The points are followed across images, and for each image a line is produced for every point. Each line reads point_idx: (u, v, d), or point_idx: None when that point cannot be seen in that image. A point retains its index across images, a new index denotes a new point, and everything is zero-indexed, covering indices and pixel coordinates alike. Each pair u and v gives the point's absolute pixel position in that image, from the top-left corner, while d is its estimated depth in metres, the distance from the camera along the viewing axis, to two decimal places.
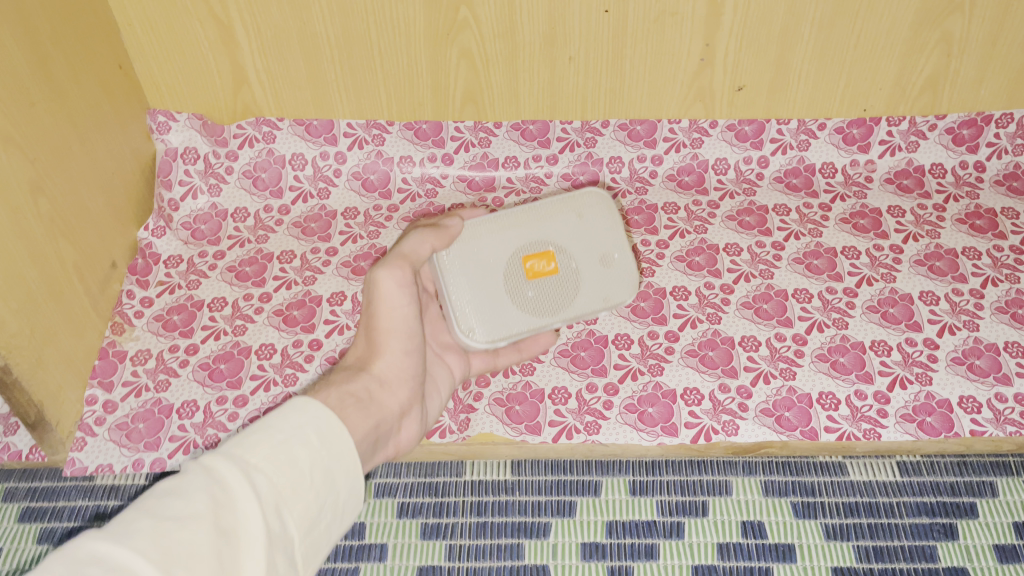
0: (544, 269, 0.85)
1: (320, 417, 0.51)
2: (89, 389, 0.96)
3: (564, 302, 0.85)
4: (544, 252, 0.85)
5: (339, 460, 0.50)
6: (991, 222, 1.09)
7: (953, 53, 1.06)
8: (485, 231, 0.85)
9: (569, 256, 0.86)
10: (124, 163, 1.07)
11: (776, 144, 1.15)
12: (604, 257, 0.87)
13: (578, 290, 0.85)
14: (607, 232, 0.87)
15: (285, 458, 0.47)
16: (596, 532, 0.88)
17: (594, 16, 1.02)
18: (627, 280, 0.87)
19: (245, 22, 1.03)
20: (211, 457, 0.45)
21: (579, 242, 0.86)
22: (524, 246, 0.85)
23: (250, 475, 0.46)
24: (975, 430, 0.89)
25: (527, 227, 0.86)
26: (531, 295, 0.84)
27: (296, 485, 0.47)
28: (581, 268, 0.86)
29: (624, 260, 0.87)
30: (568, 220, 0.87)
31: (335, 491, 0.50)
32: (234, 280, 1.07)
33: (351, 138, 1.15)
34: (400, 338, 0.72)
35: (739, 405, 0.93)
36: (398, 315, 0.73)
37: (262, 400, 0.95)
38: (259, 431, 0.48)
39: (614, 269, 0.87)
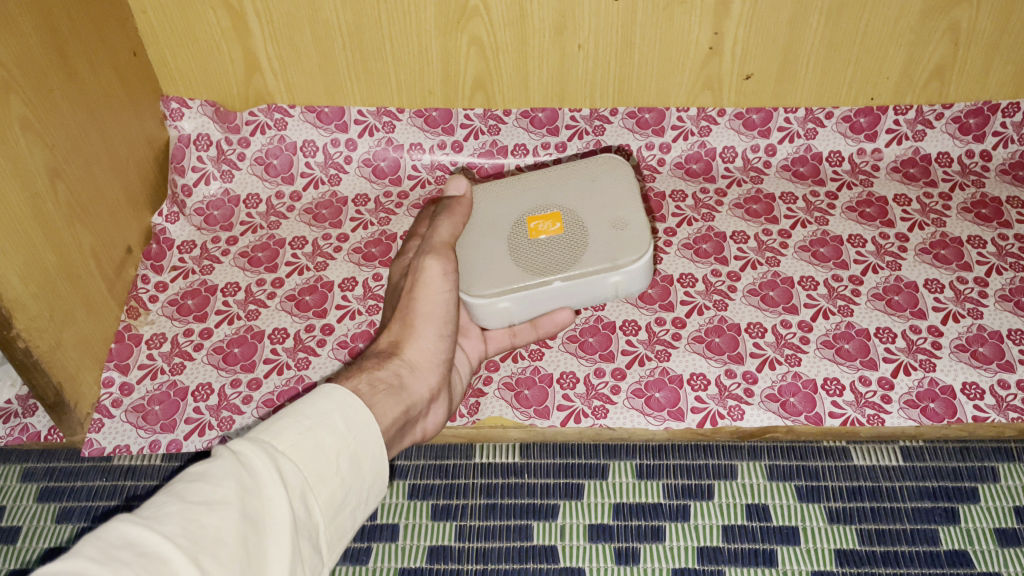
0: (547, 229, 0.87)
1: (348, 403, 0.50)
2: (106, 371, 0.98)
3: (568, 260, 0.84)
4: (553, 214, 0.87)
5: (366, 447, 0.50)
6: (996, 211, 1.09)
7: (960, 43, 1.07)
8: (504, 204, 0.91)
9: (578, 219, 0.87)
10: (139, 149, 1.09)
11: (784, 132, 1.16)
12: (616, 222, 0.86)
13: (583, 250, 0.84)
14: (622, 199, 0.87)
15: (313, 445, 0.47)
16: (603, 514, 0.90)
17: (603, 4, 1.03)
18: (638, 242, 0.84)
19: (257, 9, 1.04)
20: (240, 443, 0.45)
21: (592, 207, 0.87)
22: (534, 210, 0.89)
23: (278, 461, 0.46)
24: (977, 416, 0.91)
25: (536, 197, 0.90)
26: (534, 254, 0.86)
27: (322, 472, 0.47)
28: (591, 230, 0.85)
29: (636, 224, 0.85)
30: (582, 187, 0.89)
31: (362, 477, 0.49)
32: (247, 265, 1.09)
33: (362, 125, 1.16)
34: (436, 326, 0.72)
35: (745, 390, 0.94)
36: (438, 303, 0.73)
37: (275, 383, 0.96)
38: (288, 416, 0.48)
39: (627, 232, 0.85)
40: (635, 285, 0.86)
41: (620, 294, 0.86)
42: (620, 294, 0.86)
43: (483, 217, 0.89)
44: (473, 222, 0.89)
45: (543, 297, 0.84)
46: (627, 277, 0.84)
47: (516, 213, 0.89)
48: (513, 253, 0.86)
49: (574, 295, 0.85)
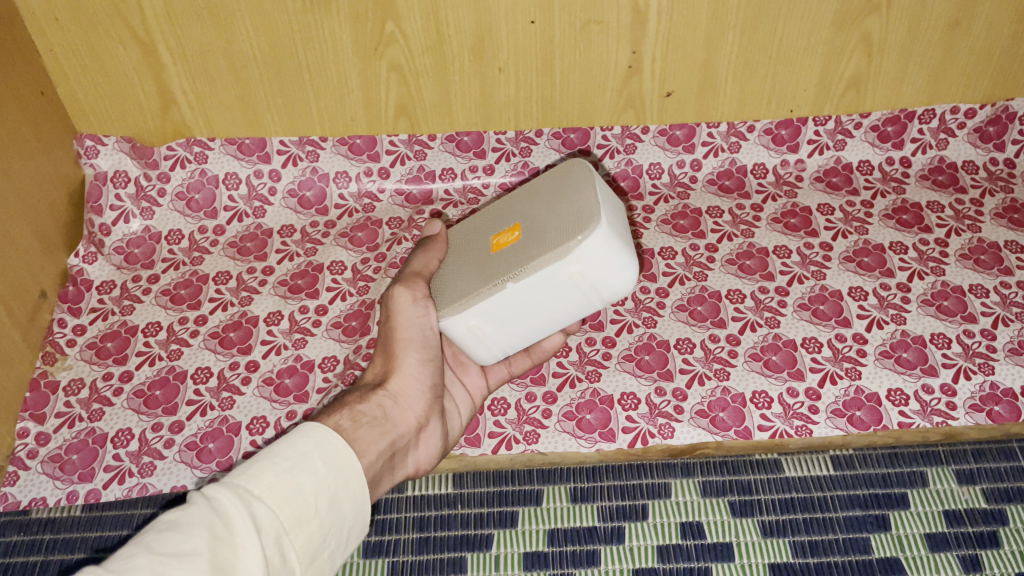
0: (505, 238, 0.76)
1: (327, 443, 0.52)
2: (21, 422, 0.95)
3: (518, 260, 0.72)
4: (512, 224, 0.77)
5: (345, 486, 0.51)
6: (916, 217, 1.11)
7: (873, 53, 1.08)
8: (477, 224, 0.82)
9: (536, 221, 0.74)
10: (51, 190, 1.06)
11: (708, 147, 1.17)
12: (575, 213, 0.71)
13: (535, 246, 0.72)
14: (581, 188, 0.73)
15: (290, 487, 0.48)
16: (538, 541, 0.89)
17: (520, 26, 1.03)
18: (589, 221, 0.69)
19: (168, 42, 1.02)
20: (215, 487, 0.46)
21: (550, 205, 0.75)
22: (499, 223, 0.79)
23: (252, 506, 0.46)
24: (903, 422, 0.91)
25: (504, 210, 0.80)
26: (490, 263, 0.75)
27: (299, 514, 0.48)
28: (545, 227, 0.73)
29: (590, 206, 0.71)
30: (544, 187, 0.77)
31: (340, 518, 0.50)
32: (169, 304, 1.06)
33: (285, 155, 1.15)
34: (416, 350, 0.72)
35: (675, 408, 0.94)
36: (415, 327, 0.73)
37: (198, 425, 0.94)
38: (265, 459, 0.49)
39: (582, 220, 0.70)
40: (606, 275, 0.70)
41: (595, 287, 0.71)
42: (594, 288, 0.71)
43: (459, 242, 0.82)
44: (449, 252, 0.82)
45: (503, 306, 0.74)
46: (587, 264, 0.69)
47: (485, 230, 0.80)
48: (471, 268, 0.77)
49: (539, 297, 0.73)
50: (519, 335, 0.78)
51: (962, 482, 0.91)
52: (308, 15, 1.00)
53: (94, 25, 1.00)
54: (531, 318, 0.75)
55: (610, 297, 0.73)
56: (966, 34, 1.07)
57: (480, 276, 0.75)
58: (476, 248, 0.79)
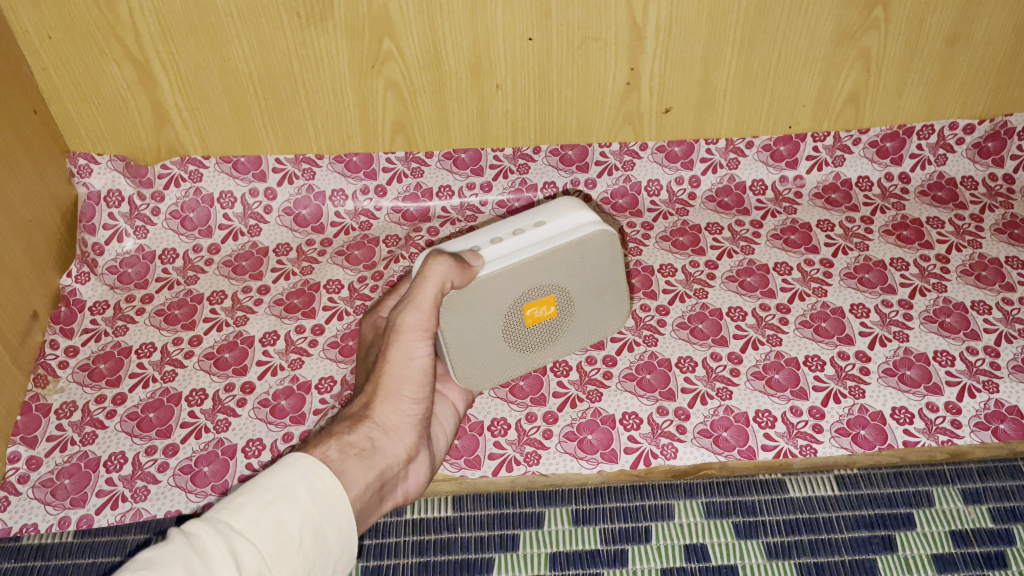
0: (538, 315, 0.77)
1: (314, 473, 0.52)
2: (12, 446, 0.93)
3: (558, 338, 0.81)
4: (546, 299, 0.76)
5: (330, 518, 0.51)
6: (917, 233, 1.10)
7: (872, 69, 1.08)
8: (498, 281, 0.71)
9: (569, 295, 0.78)
10: (43, 210, 1.04)
11: (706, 163, 1.16)
12: (600, 288, 0.80)
13: (570, 326, 0.81)
14: (607, 265, 0.78)
15: (272, 522, 0.48)
16: (540, 565, 0.87)
17: (518, 43, 1.02)
18: (617, 305, 0.83)
19: (163, 61, 1.01)
20: (194, 526, 0.46)
21: (582, 280, 0.77)
22: (528, 294, 0.74)
23: (232, 544, 0.46)
24: (908, 441, 0.90)
25: (532, 276, 0.73)
26: (527, 340, 0.78)
27: (282, 549, 0.48)
28: (576, 303, 0.79)
29: (616, 285, 0.81)
30: (574, 258, 0.75)
31: (326, 550, 0.51)
32: (163, 324, 1.05)
33: (281, 172, 1.13)
34: (409, 387, 0.68)
35: (677, 427, 0.93)
36: (413, 366, 0.68)
37: (193, 448, 0.92)
38: (248, 492, 0.49)
39: (603, 298, 0.81)
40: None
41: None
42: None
43: (474, 297, 0.71)
44: (467, 307, 0.72)
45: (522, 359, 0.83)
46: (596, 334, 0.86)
47: (501, 297, 0.73)
48: (496, 339, 0.76)
49: None
50: None
51: (968, 502, 0.90)
52: (304, 33, 0.99)
53: (87, 43, 0.99)
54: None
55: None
56: (965, 49, 1.07)
57: (517, 350, 0.79)
58: (502, 315, 0.75)
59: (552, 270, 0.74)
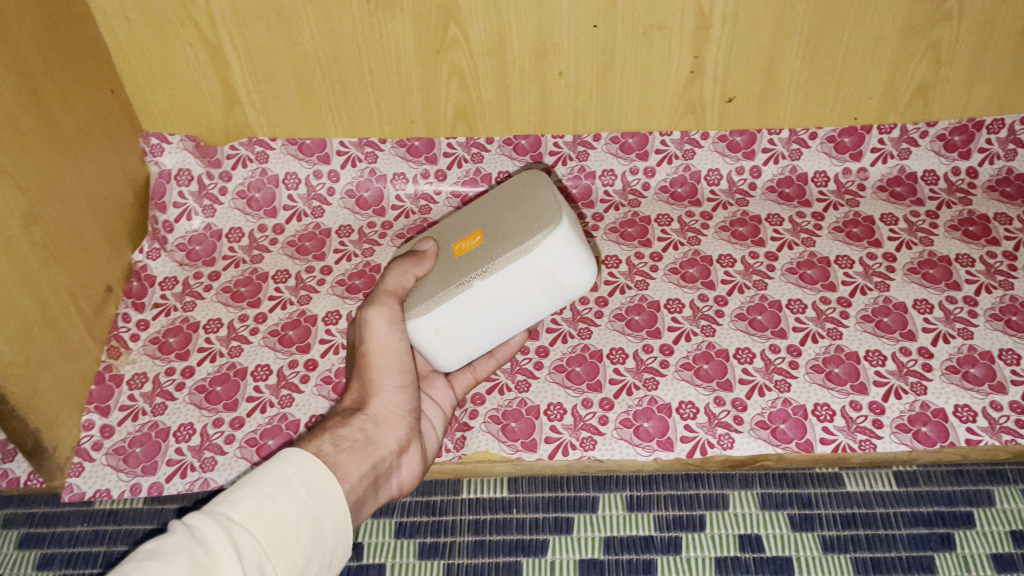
0: (470, 247, 0.80)
1: (308, 467, 0.55)
2: (86, 414, 0.97)
3: (485, 259, 0.76)
4: (474, 231, 0.81)
5: (325, 510, 0.54)
6: (984, 229, 1.08)
7: (942, 61, 1.06)
8: (440, 235, 0.86)
9: (495, 226, 0.80)
10: (117, 187, 1.08)
11: (768, 153, 1.15)
12: (533, 214, 0.77)
13: (500, 246, 0.76)
14: (531, 195, 0.80)
15: (271, 512, 0.51)
16: (594, 548, 0.88)
17: (583, 31, 1.03)
18: (549, 222, 0.75)
19: (235, 44, 1.04)
20: (198, 516, 0.49)
21: (510, 211, 0.80)
22: (459, 232, 0.83)
23: (234, 532, 0.49)
24: (970, 439, 0.89)
25: (465, 221, 0.84)
26: (458, 267, 0.79)
27: (282, 539, 0.51)
28: (505, 231, 0.78)
29: (550, 207, 0.76)
30: (502, 196, 0.83)
31: (322, 541, 0.54)
32: (229, 301, 1.08)
33: (344, 156, 1.15)
34: (392, 376, 0.73)
35: (734, 418, 0.93)
36: (389, 352, 0.75)
37: (258, 422, 0.95)
38: (246, 485, 0.52)
39: (536, 218, 0.76)
40: (569, 273, 0.76)
41: (558, 286, 0.77)
42: (557, 287, 0.76)
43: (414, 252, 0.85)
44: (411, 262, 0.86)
45: (473, 305, 0.77)
46: (547, 261, 0.74)
47: (452, 236, 0.84)
48: (440, 273, 0.80)
49: (505, 295, 0.77)
50: (484, 333, 0.80)
51: None
52: (372, 17, 1.01)
53: (163, 26, 1.02)
54: (496, 318, 0.79)
55: (572, 295, 0.78)
56: None
57: (447, 279, 0.78)
58: (441, 257, 0.83)
59: (483, 211, 0.83)
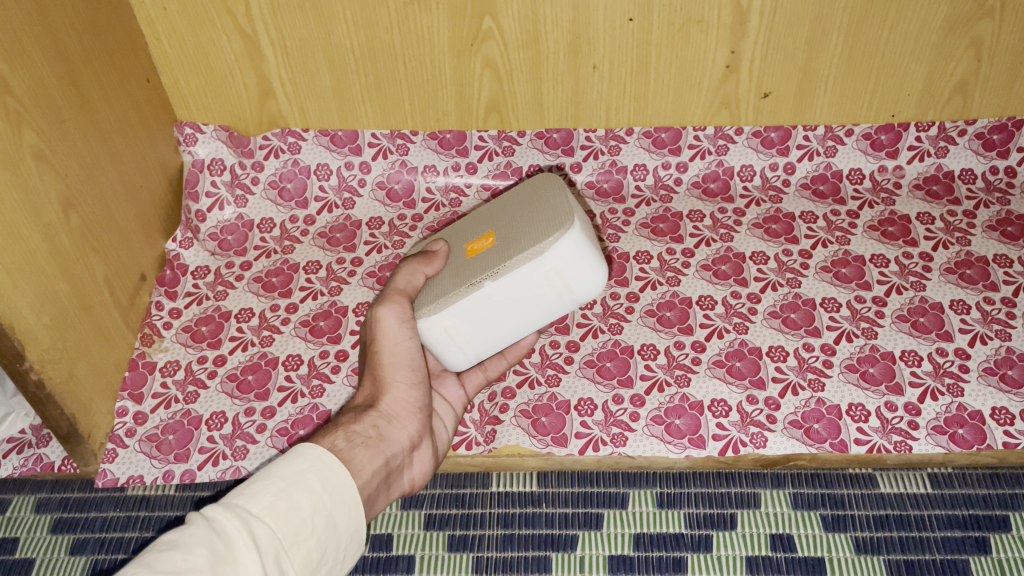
0: (482, 247, 0.80)
1: (323, 461, 0.55)
2: (120, 401, 0.97)
3: (496, 260, 0.76)
4: (486, 232, 0.81)
5: (340, 504, 0.54)
6: (1022, 229, 1.06)
7: (983, 58, 1.04)
8: (452, 235, 0.86)
9: (508, 228, 0.80)
10: (152, 175, 1.09)
11: (802, 150, 1.14)
12: (546, 216, 0.77)
13: (512, 248, 0.76)
14: (545, 198, 0.79)
15: (286, 505, 0.51)
16: (623, 544, 0.88)
17: (618, 24, 1.02)
18: (561, 224, 0.75)
19: (270, 34, 1.04)
20: (214, 509, 0.49)
21: (523, 213, 0.80)
22: (472, 233, 0.83)
23: (250, 524, 0.49)
24: (1008, 442, 0.88)
25: (478, 221, 0.84)
26: (469, 267, 0.79)
27: (298, 532, 0.51)
28: (518, 232, 0.78)
29: (562, 210, 0.76)
30: (515, 198, 0.83)
31: (338, 534, 0.53)
32: (261, 291, 1.08)
33: (376, 148, 1.16)
34: (404, 373, 0.73)
35: (767, 417, 0.92)
36: (400, 350, 0.74)
37: (289, 412, 0.95)
38: (261, 480, 0.52)
39: (549, 221, 0.76)
40: (579, 275, 0.75)
41: (568, 288, 0.76)
42: (567, 288, 0.76)
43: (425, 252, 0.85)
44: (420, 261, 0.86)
45: (484, 306, 0.77)
46: (558, 264, 0.74)
47: (464, 237, 0.84)
48: (451, 273, 0.80)
49: (516, 296, 0.77)
50: (494, 334, 0.81)
51: None
52: (407, 9, 1.01)
53: (200, 16, 1.02)
54: (505, 319, 0.78)
55: (582, 297, 0.78)
56: None
57: (458, 279, 0.78)
58: (453, 257, 0.83)
59: (495, 213, 0.83)
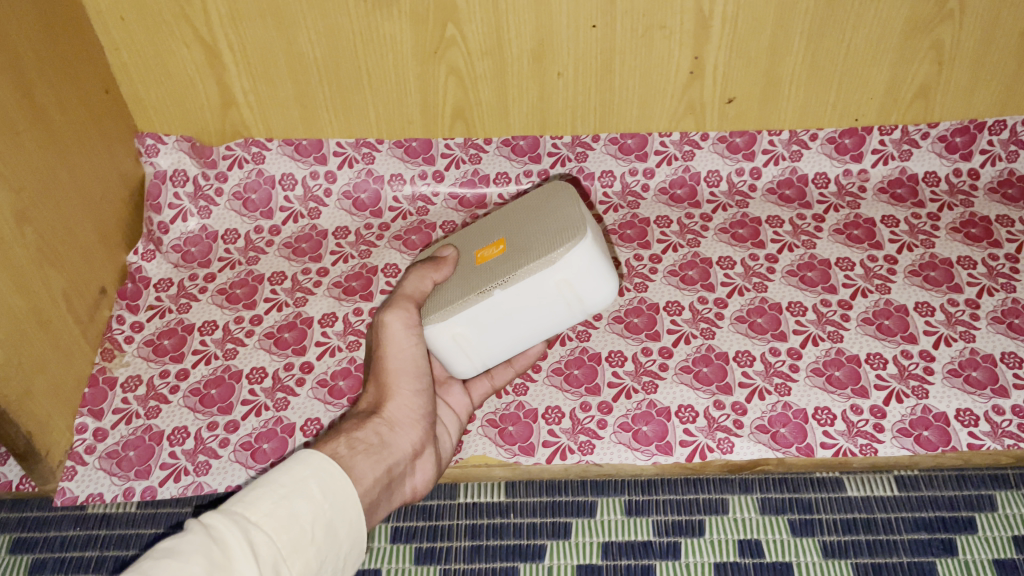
0: (491, 255, 0.79)
1: (324, 468, 0.54)
2: (79, 417, 0.96)
3: (506, 268, 0.75)
4: (496, 239, 0.80)
5: (341, 512, 0.53)
6: (985, 231, 1.07)
7: (944, 61, 1.05)
8: (461, 241, 0.85)
9: (518, 235, 0.79)
10: (112, 187, 1.07)
11: (768, 155, 1.15)
12: (556, 225, 0.76)
13: (523, 257, 0.75)
14: (556, 205, 0.79)
15: (286, 514, 0.50)
16: (592, 553, 0.87)
17: (581, 31, 1.02)
18: (573, 234, 0.74)
19: (231, 43, 1.03)
20: (214, 516, 0.48)
21: (534, 220, 0.79)
22: (481, 239, 0.82)
23: (249, 532, 0.48)
24: (973, 443, 0.88)
25: (487, 227, 0.83)
26: (478, 275, 0.78)
27: (297, 541, 0.50)
28: (529, 241, 0.77)
29: (574, 219, 0.75)
30: (526, 205, 0.82)
31: (337, 543, 0.53)
32: (225, 303, 1.07)
33: (341, 157, 1.15)
34: (408, 380, 0.72)
35: (734, 422, 0.92)
36: (405, 357, 0.74)
37: (253, 425, 0.94)
38: (262, 486, 0.51)
39: (560, 230, 0.75)
40: (590, 286, 0.75)
41: (578, 298, 0.76)
42: (578, 299, 0.76)
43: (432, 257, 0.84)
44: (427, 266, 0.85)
45: (492, 314, 0.76)
46: (569, 274, 0.74)
47: (472, 243, 0.83)
48: (459, 280, 0.79)
49: (525, 305, 0.76)
50: (501, 343, 0.80)
51: None
52: (369, 17, 1.00)
53: (159, 25, 1.01)
54: (514, 327, 0.78)
55: (592, 307, 0.77)
56: None
57: (466, 287, 0.77)
58: (461, 263, 0.82)
59: (504, 219, 0.82)
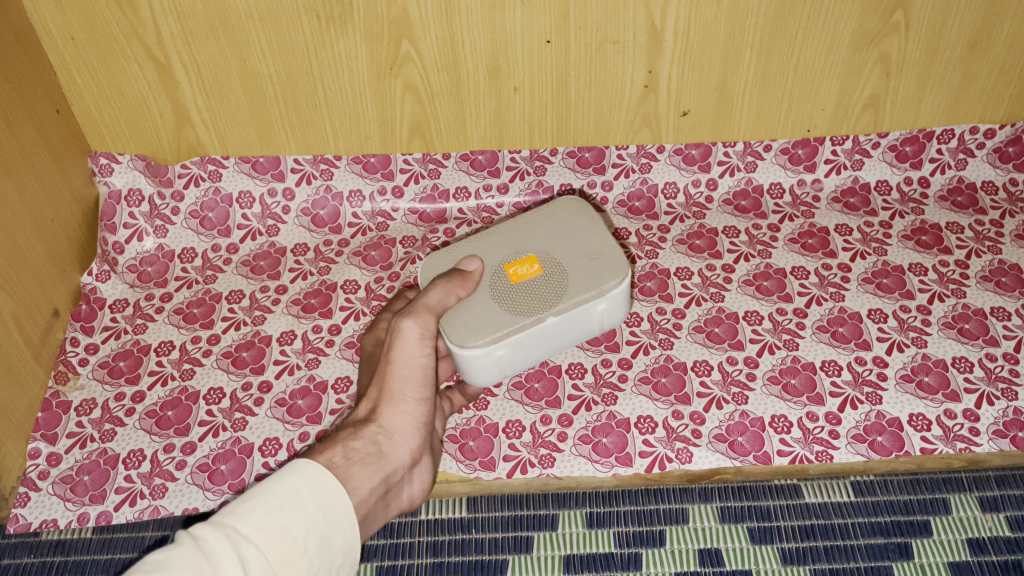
0: (526, 274, 0.82)
1: (319, 479, 0.53)
2: (32, 442, 0.94)
3: (555, 295, 0.80)
4: (528, 257, 0.83)
5: (335, 524, 0.53)
6: (936, 238, 1.09)
7: (892, 73, 1.07)
8: (474, 249, 0.85)
9: (553, 257, 0.83)
10: (65, 207, 1.06)
11: (724, 166, 1.16)
12: (592, 254, 0.83)
13: (569, 283, 0.81)
14: (585, 230, 0.85)
15: (278, 526, 0.50)
16: (554, 567, 0.87)
17: (536, 47, 1.02)
18: (619, 267, 0.82)
19: (184, 62, 1.02)
20: (204, 529, 0.48)
21: (565, 242, 0.84)
22: (508, 254, 0.84)
23: (238, 545, 0.48)
24: (925, 448, 0.90)
25: (509, 240, 0.85)
26: (521, 296, 0.80)
27: (288, 554, 0.50)
28: (569, 266, 0.82)
29: (612, 250, 0.83)
30: (547, 223, 0.86)
31: (330, 556, 0.52)
32: (182, 323, 1.06)
33: (299, 173, 1.14)
34: (414, 388, 0.70)
35: (692, 432, 0.92)
36: (415, 364, 0.71)
37: (210, 446, 0.93)
38: (254, 498, 0.50)
39: (598, 257, 0.82)
40: (619, 311, 0.84)
41: (606, 321, 0.85)
42: (604, 322, 0.85)
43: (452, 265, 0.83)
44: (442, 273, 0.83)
45: (536, 336, 0.81)
46: (611, 304, 0.82)
47: (492, 255, 0.84)
48: (495, 297, 0.81)
49: (565, 329, 0.82)
50: (529, 359, 0.84)
51: (984, 509, 0.90)
52: (323, 35, 1.00)
53: (109, 44, 1.00)
54: (547, 348, 0.84)
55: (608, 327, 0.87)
56: (987, 52, 1.05)
57: (513, 308, 0.80)
58: (488, 275, 0.82)
59: (525, 235, 0.85)
